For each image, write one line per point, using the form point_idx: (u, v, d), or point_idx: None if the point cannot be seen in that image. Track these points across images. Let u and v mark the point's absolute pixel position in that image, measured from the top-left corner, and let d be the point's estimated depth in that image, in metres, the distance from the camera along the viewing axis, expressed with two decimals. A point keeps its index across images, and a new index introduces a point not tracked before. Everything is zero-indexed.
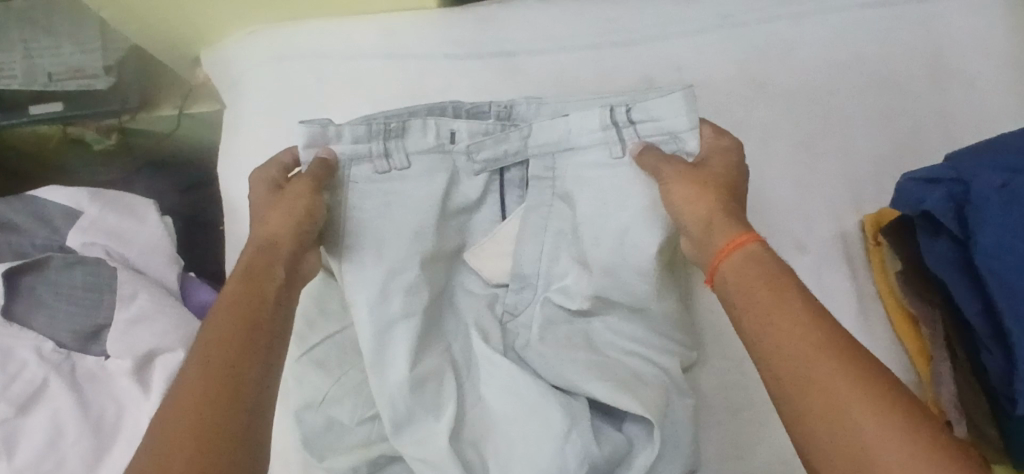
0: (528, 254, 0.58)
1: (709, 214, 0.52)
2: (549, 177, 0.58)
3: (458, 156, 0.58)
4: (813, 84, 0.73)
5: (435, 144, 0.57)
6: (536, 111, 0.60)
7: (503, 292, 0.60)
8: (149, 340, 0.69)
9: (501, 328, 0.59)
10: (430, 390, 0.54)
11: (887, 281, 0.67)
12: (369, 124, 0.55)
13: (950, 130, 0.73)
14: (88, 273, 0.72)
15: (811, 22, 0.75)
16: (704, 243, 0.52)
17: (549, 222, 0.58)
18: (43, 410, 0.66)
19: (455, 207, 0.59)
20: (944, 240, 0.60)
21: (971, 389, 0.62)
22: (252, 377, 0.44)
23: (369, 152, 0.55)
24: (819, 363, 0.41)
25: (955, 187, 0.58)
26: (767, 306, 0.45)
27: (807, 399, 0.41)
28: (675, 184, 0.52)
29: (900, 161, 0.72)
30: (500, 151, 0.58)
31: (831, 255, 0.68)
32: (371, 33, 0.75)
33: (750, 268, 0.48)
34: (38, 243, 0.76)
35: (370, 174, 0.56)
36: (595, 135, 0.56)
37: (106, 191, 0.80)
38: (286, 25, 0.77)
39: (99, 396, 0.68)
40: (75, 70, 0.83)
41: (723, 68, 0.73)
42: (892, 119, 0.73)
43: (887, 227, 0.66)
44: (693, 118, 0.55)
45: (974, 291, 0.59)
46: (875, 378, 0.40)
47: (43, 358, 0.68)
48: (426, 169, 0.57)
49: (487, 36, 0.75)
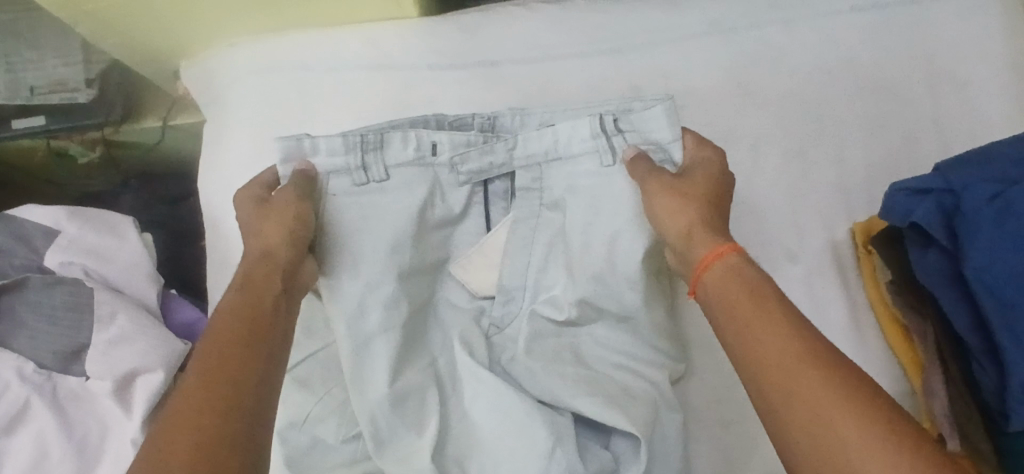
0: (511, 253, 0.54)
1: (689, 226, 0.48)
2: (537, 189, 0.55)
3: (440, 169, 0.54)
4: (807, 88, 0.66)
5: (416, 157, 0.53)
6: (523, 121, 0.56)
7: (489, 305, 0.56)
8: (131, 359, 0.62)
9: (485, 339, 0.54)
10: (412, 408, 0.50)
11: (877, 287, 0.60)
12: (348, 136, 0.52)
13: (944, 140, 0.65)
14: (69, 296, 0.64)
15: (802, 24, 0.68)
16: (687, 252, 0.48)
17: (537, 231, 0.54)
18: (29, 432, 0.60)
19: (432, 219, 0.54)
20: (935, 252, 0.51)
21: (966, 408, 0.53)
22: (254, 378, 0.40)
23: (346, 166, 0.52)
24: (801, 376, 0.36)
25: (946, 198, 0.50)
26: (751, 321, 0.40)
27: (794, 424, 0.36)
28: (655, 197, 0.48)
29: (903, 153, 0.65)
30: (485, 164, 0.54)
31: (830, 267, 0.61)
32: (354, 44, 0.69)
33: (729, 280, 0.43)
34: (16, 263, 0.67)
35: (348, 188, 0.52)
36: (587, 143, 0.53)
37: (84, 209, 0.71)
38: (262, 39, 0.71)
39: (85, 417, 0.61)
40: (57, 83, 0.80)
41: (712, 74, 0.66)
42: (883, 127, 0.65)
43: (876, 239, 0.58)
44: (675, 127, 0.52)
45: (964, 304, 0.50)
46: (856, 389, 0.35)
47: (25, 379, 0.61)
48: (406, 180, 0.53)
49: (469, 48, 0.68)
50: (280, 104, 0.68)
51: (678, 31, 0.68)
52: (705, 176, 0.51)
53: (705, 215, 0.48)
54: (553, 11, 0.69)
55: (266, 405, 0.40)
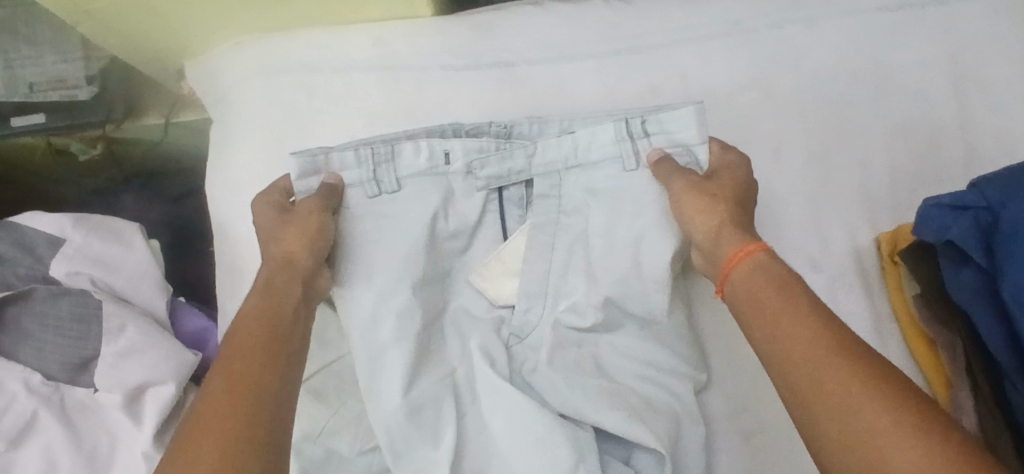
0: (530, 261, 0.57)
1: (719, 226, 0.52)
2: (556, 195, 0.58)
3: (516, 300, 0.57)
4: (828, 105, 0.70)
5: (461, 378, 0.55)
6: (541, 128, 0.60)
7: (508, 315, 0.59)
8: (138, 372, 0.66)
9: (506, 349, 0.57)
10: (429, 417, 0.53)
11: (905, 305, 0.63)
12: (358, 156, 0.56)
13: (973, 146, 0.69)
14: (72, 306, 0.68)
15: (823, 25, 0.72)
16: (717, 252, 0.51)
17: (558, 234, 0.58)
18: (34, 442, 0.63)
19: (440, 231, 0.58)
20: (969, 271, 0.55)
21: (994, 424, 0.55)
22: (271, 399, 0.44)
23: (360, 178, 0.57)
24: (830, 368, 0.39)
25: (982, 214, 0.54)
26: (821, 362, 0.40)
27: (814, 420, 0.39)
28: (684, 205, 0.53)
29: (912, 166, 0.68)
30: (504, 168, 0.58)
31: (856, 275, 0.64)
32: (406, 122, 0.63)
33: (775, 268, 0.47)
34: (22, 271, 0.72)
35: (362, 204, 0.57)
36: (609, 147, 0.57)
37: (90, 216, 0.77)
38: (265, 36, 0.75)
39: (95, 427, 0.65)
40: (56, 79, 0.84)
41: (786, 171, 0.67)
42: (908, 141, 0.69)
43: (907, 251, 0.61)
44: (703, 126, 0.55)
45: (997, 320, 0.53)
46: (882, 375, 0.39)
47: (32, 391, 0.65)
48: (477, 332, 0.56)
49: (504, 78, 0.71)
50: (287, 103, 0.72)
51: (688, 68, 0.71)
52: (732, 186, 0.54)
53: (733, 222, 0.52)
54: (573, 11, 0.73)
55: (276, 430, 0.43)
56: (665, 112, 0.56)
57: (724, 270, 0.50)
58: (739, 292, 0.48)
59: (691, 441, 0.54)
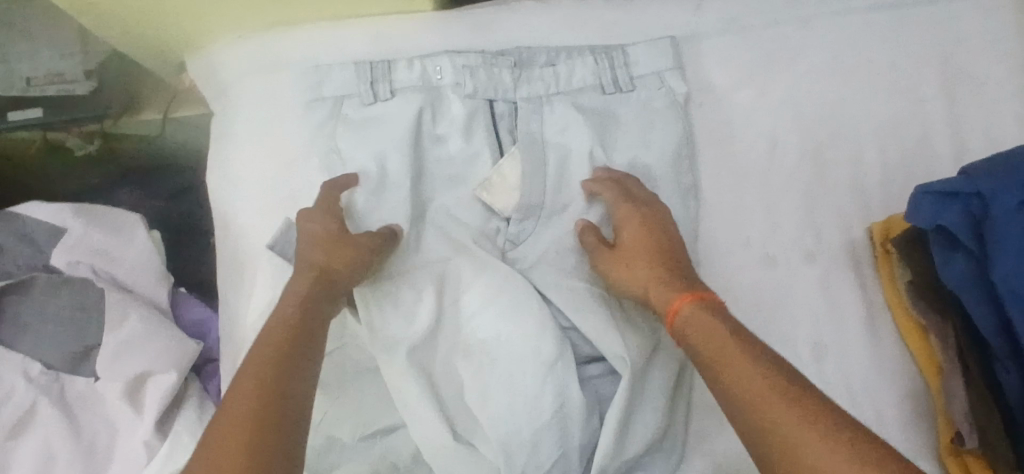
0: (525, 171, 0.68)
1: (649, 275, 0.60)
2: (536, 120, 0.70)
3: (445, 88, 0.70)
4: (812, 90, 0.73)
5: (418, 79, 0.70)
6: (531, 56, 0.72)
7: (503, 224, 0.69)
8: (143, 364, 0.72)
9: (502, 253, 0.68)
10: (408, 301, 0.64)
11: (891, 274, 0.69)
12: (359, 66, 0.70)
13: (957, 117, 0.73)
14: (76, 293, 0.75)
15: (817, 25, 0.75)
16: (657, 302, 0.59)
17: (532, 136, 0.69)
18: (33, 436, 0.69)
19: (426, 129, 0.70)
20: (960, 258, 0.59)
21: (985, 408, 0.59)
22: (298, 391, 0.51)
23: (359, 92, 0.70)
24: (771, 404, 0.46)
25: (972, 202, 0.58)
26: (732, 354, 0.50)
27: (749, 408, 0.47)
28: (604, 266, 0.63)
29: (903, 165, 0.72)
30: (490, 82, 0.70)
31: (848, 263, 0.70)
32: (363, 39, 0.73)
33: (702, 316, 0.54)
34: (21, 262, 0.78)
35: (359, 106, 0.70)
36: (590, 77, 0.71)
37: (92, 208, 0.81)
38: (270, 31, 0.74)
39: (93, 421, 0.72)
40: (54, 74, 0.85)
41: (725, 79, 0.74)
42: (900, 136, 0.72)
43: (898, 237, 0.66)
44: (671, 57, 0.72)
45: (986, 306, 0.58)
46: (817, 415, 0.45)
47: (32, 380, 0.71)
48: (405, 96, 0.70)
49: (485, 41, 0.73)
50: (288, 67, 0.73)
51: (689, 35, 0.74)
52: (640, 232, 0.63)
53: (656, 278, 0.60)
54: (567, 10, 0.74)
55: (297, 397, 0.50)
56: (635, 45, 0.72)
57: (668, 320, 0.57)
58: (683, 344, 0.55)
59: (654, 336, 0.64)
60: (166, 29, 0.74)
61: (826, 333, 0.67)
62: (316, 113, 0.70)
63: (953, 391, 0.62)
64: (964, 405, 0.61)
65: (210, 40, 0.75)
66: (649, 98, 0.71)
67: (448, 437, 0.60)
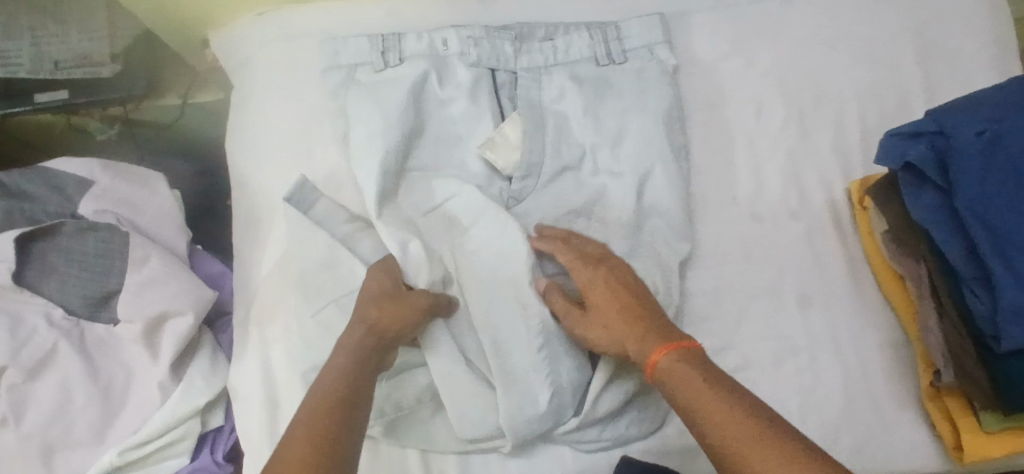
0: (526, 133, 0.71)
1: (623, 303, 0.59)
2: (536, 85, 0.74)
3: (452, 57, 0.75)
4: (806, 84, 0.80)
5: (428, 49, 0.74)
6: (530, 32, 0.77)
7: (507, 182, 0.72)
8: (161, 303, 0.71)
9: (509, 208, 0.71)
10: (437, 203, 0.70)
11: (870, 236, 0.76)
12: (372, 39, 0.74)
13: (927, 67, 0.81)
14: (100, 242, 0.74)
15: (801, 5, 0.82)
16: (636, 358, 0.57)
17: (545, 113, 0.73)
18: (52, 378, 0.70)
19: (432, 94, 0.73)
20: (929, 192, 0.65)
21: (959, 340, 0.65)
22: (349, 423, 0.52)
23: (370, 61, 0.74)
24: (749, 447, 0.47)
25: (937, 140, 0.64)
26: (698, 385, 0.52)
27: (741, 460, 0.47)
28: (581, 327, 0.61)
29: (880, 129, 0.80)
30: (495, 54, 0.75)
31: (831, 224, 0.77)
32: (377, 14, 0.80)
33: (682, 367, 0.53)
34: (51, 211, 0.78)
35: (371, 72, 0.73)
36: (586, 51, 0.77)
37: (119, 164, 0.82)
38: (289, 7, 0.81)
39: (111, 364, 0.72)
40: (82, 58, 0.89)
41: (714, 51, 0.81)
42: (872, 66, 0.81)
43: (875, 187, 0.72)
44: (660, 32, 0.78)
45: (957, 237, 0.63)
46: (775, 439, 0.47)
47: (54, 324, 0.71)
48: (413, 62, 0.73)
49: (482, 12, 0.81)
50: (313, 66, 0.77)
51: (679, 10, 0.82)
52: (608, 295, 0.60)
53: (634, 336, 0.58)
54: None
55: (348, 432, 0.52)
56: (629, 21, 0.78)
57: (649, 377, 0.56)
58: (668, 398, 0.54)
59: (655, 185, 0.72)
60: (193, 8, 0.81)
61: (809, 283, 0.73)
62: (332, 78, 0.75)
63: (929, 326, 0.68)
64: (939, 341, 0.67)
65: (227, 6, 0.81)
66: (641, 68, 0.76)
67: (460, 366, 0.64)
